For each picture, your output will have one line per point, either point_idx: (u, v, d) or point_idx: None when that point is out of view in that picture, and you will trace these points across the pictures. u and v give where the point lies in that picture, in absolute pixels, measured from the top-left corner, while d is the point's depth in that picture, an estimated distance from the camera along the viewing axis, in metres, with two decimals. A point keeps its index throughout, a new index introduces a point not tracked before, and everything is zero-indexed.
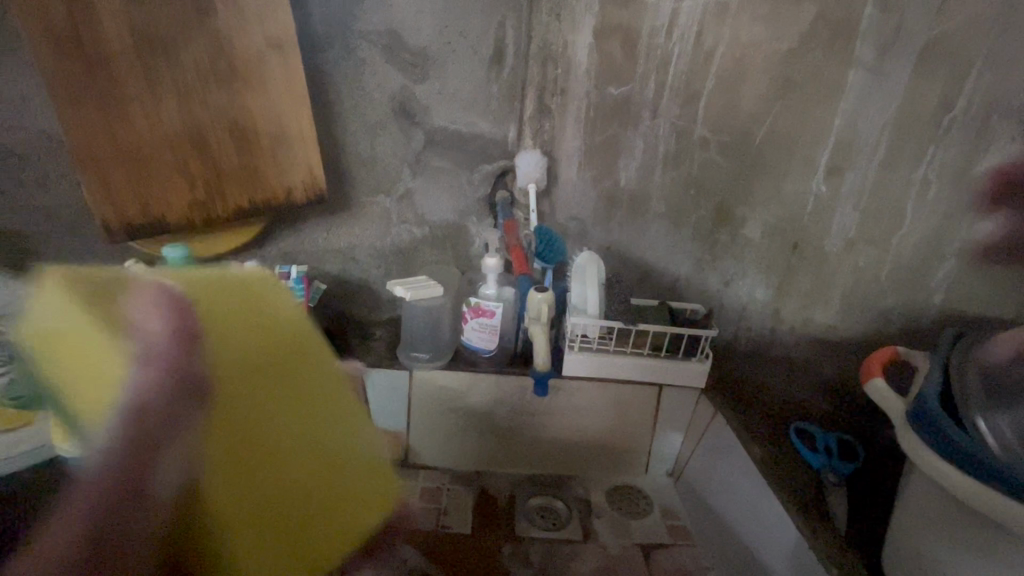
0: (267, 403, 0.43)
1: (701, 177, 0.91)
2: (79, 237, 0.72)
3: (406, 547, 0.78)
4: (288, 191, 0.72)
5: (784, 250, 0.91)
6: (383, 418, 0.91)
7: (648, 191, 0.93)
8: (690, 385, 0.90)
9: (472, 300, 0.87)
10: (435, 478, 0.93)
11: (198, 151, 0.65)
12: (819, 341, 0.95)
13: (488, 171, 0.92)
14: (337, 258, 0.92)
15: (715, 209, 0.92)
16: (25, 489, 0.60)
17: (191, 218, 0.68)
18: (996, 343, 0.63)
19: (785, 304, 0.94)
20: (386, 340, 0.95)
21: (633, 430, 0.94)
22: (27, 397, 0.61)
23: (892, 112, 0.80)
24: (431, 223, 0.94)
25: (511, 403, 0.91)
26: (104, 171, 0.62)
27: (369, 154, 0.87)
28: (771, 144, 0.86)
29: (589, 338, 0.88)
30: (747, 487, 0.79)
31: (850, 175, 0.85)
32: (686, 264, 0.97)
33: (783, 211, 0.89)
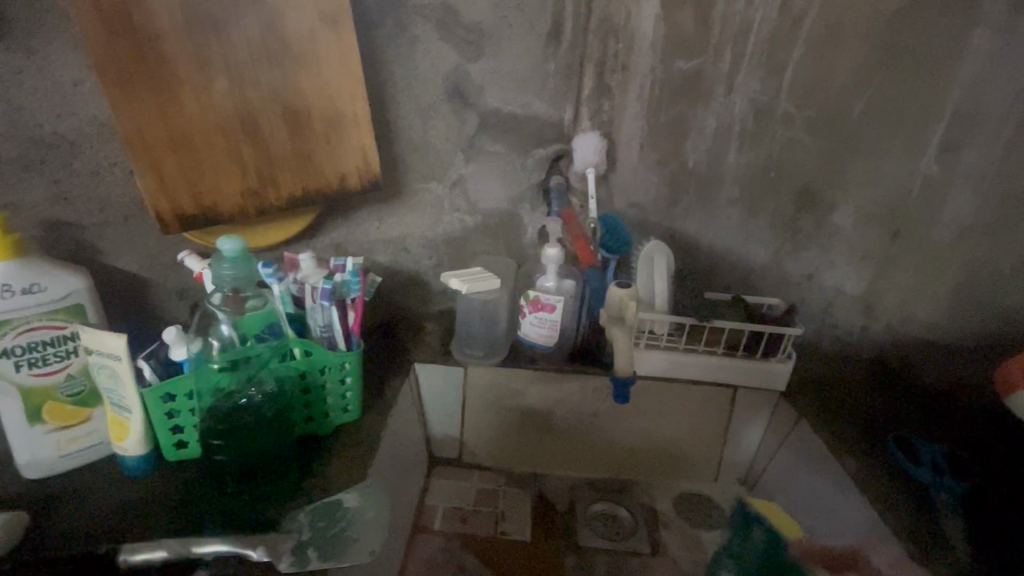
0: None
1: (786, 158, 0.81)
2: (128, 229, 0.69)
3: (465, 553, 0.74)
4: (341, 178, 0.68)
5: (882, 238, 0.82)
6: (436, 417, 0.87)
7: (721, 175, 0.84)
8: (768, 387, 0.82)
9: (530, 293, 0.81)
10: (490, 480, 0.87)
11: (251, 136, 0.62)
12: (919, 340, 0.86)
13: (542, 155, 0.85)
14: (387, 249, 0.88)
15: (802, 193, 0.83)
16: (77, 492, 0.58)
17: (244, 207, 0.64)
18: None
19: (878, 298, 0.85)
20: (439, 335, 0.90)
21: (704, 435, 0.87)
22: (83, 396, 0.59)
23: (1023, 78, 0.71)
24: (484, 211, 0.87)
25: (572, 402, 0.86)
26: (154, 159, 0.59)
27: (421, 138, 0.81)
28: (869, 121, 0.77)
29: (656, 334, 0.81)
30: (845, 504, 0.70)
31: (967, 152, 0.75)
32: (765, 254, 0.87)
33: (880, 194, 0.80)
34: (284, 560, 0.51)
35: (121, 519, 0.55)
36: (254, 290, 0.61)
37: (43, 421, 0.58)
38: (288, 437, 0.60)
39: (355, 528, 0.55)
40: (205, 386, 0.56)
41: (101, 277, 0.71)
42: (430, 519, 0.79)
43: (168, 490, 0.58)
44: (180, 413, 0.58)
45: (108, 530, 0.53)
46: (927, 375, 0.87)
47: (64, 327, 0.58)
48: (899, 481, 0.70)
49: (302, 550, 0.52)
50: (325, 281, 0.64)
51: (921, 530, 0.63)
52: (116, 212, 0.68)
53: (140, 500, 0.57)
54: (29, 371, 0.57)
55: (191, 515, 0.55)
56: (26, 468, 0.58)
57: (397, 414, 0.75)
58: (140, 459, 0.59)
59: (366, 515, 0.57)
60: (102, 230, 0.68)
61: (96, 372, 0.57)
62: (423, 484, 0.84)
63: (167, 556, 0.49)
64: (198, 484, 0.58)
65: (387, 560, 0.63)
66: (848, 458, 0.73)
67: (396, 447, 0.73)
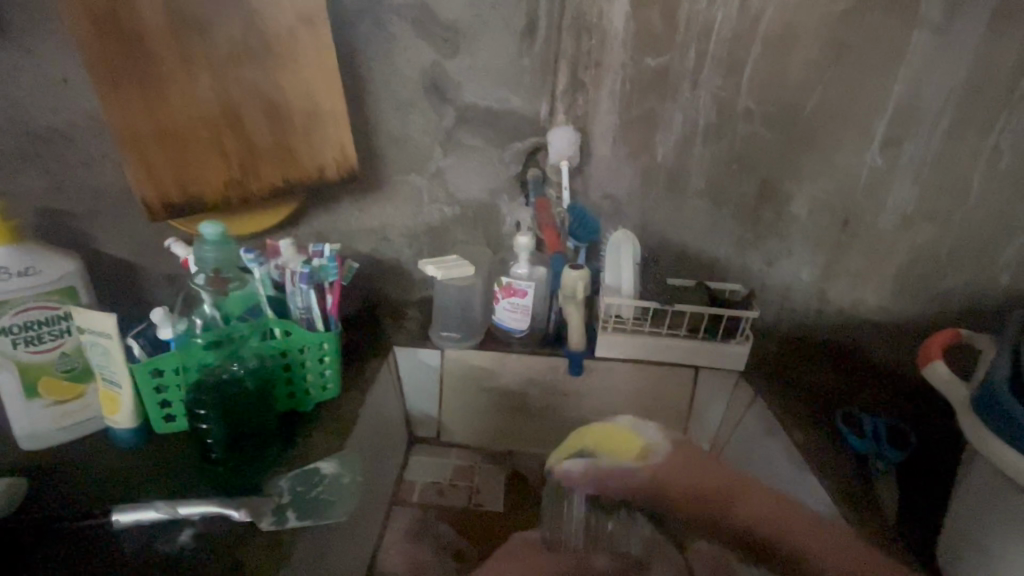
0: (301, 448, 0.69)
1: (745, 151, 0.86)
2: (116, 217, 0.72)
3: (439, 524, 0.79)
4: (320, 169, 0.72)
5: (835, 227, 0.87)
6: (416, 397, 0.92)
7: (686, 167, 0.88)
8: (728, 367, 0.87)
9: (503, 279, 0.85)
10: (467, 457, 0.92)
11: (234, 129, 0.66)
12: (870, 323, 0.92)
13: (519, 149, 0.88)
14: (369, 238, 0.91)
15: (760, 184, 0.87)
16: (72, 462, 0.62)
17: (228, 196, 0.68)
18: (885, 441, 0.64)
19: (832, 283, 0.91)
20: (419, 320, 0.94)
21: (669, 413, 0.92)
22: (77, 373, 0.63)
23: (959, 75, 0.76)
24: (462, 202, 0.91)
25: (545, 383, 0.90)
26: (143, 150, 0.62)
27: (401, 132, 0.85)
28: (821, 115, 0.82)
29: (622, 318, 0.86)
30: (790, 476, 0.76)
31: (911, 145, 0.81)
32: (728, 243, 0.92)
33: (833, 185, 0.85)
34: (265, 520, 0.55)
35: (112, 485, 0.59)
36: (235, 272, 0.65)
37: (41, 395, 0.62)
38: (269, 409, 0.64)
39: (330, 492, 0.60)
40: (190, 362, 0.60)
41: (93, 263, 0.75)
42: (409, 493, 0.83)
43: (158, 461, 0.62)
44: (168, 388, 0.62)
45: (100, 495, 0.58)
46: (876, 355, 0.93)
47: (58, 308, 0.61)
48: (843, 451, 0.75)
49: (281, 511, 0.57)
50: (303, 265, 0.68)
51: (858, 494, 0.68)
52: (107, 201, 0.71)
53: (131, 468, 0.61)
54: (27, 349, 0.60)
55: (179, 482, 0.59)
56: (23, 439, 0.63)
57: (376, 393, 0.80)
58: (131, 432, 0.63)
59: (342, 480, 0.61)
60: (92, 218, 0.72)
61: (89, 350, 0.61)
62: (402, 462, 0.89)
63: (156, 516, 0.54)
64: (184, 455, 0.62)
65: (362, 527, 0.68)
66: (796, 432, 0.77)
67: (375, 423, 0.78)
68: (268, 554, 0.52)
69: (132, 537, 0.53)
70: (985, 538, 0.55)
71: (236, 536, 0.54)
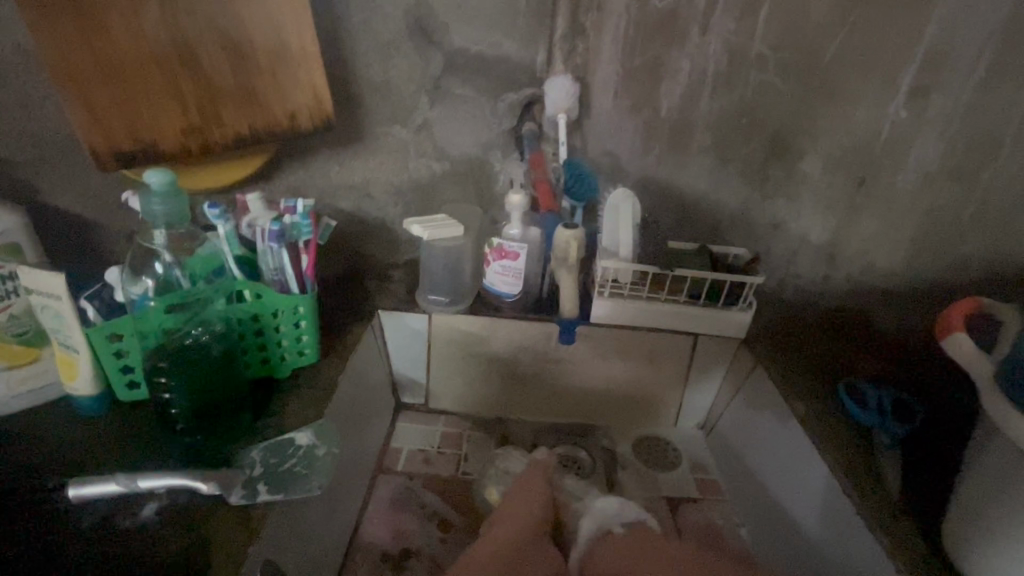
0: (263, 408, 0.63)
1: (758, 103, 0.79)
2: (67, 164, 0.67)
3: (424, 491, 0.76)
4: (291, 116, 0.66)
5: (849, 187, 0.82)
6: (402, 363, 0.88)
7: (694, 121, 0.81)
8: (729, 334, 0.83)
9: (495, 241, 0.79)
10: (455, 424, 0.89)
11: (189, 69, 0.59)
12: (878, 289, 0.88)
13: (513, 100, 0.81)
14: (349, 194, 0.85)
15: (772, 140, 0.81)
16: (32, 430, 0.59)
17: (185, 145, 0.62)
18: (840, 456, 0.67)
19: (841, 247, 0.86)
20: (405, 283, 0.89)
21: (664, 381, 0.88)
22: (29, 337, 0.59)
23: (999, 18, 0.69)
24: (452, 157, 0.84)
25: (536, 349, 0.86)
26: (84, 89, 0.56)
27: (382, 78, 0.77)
28: (842, 64, 0.74)
29: (619, 283, 0.81)
30: (790, 446, 0.73)
31: (938, 97, 0.74)
32: (735, 204, 0.86)
33: (850, 141, 0.79)
34: (234, 494, 0.52)
35: (79, 454, 0.56)
36: (186, 227, 0.57)
37: None
38: (239, 378, 0.59)
39: (305, 465, 0.56)
40: (149, 328, 0.55)
41: (44, 217, 0.70)
42: (394, 460, 0.80)
43: (126, 432, 0.58)
44: (128, 353, 0.58)
45: (65, 467, 0.55)
46: (885, 322, 0.89)
47: (0, 266, 0.56)
48: (845, 424, 0.72)
49: (252, 485, 0.53)
50: (274, 223, 0.63)
51: (860, 470, 0.65)
52: (54, 148, 0.66)
53: (98, 438, 0.58)
54: None
55: (143, 456, 0.56)
56: None
57: (358, 358, 0.76)
58: (93, 400, 0.59)
59: (316, 453, 0.58)
60: (38, 166, 0.66)
61: (39, 312, 0.56)
62: (388, 428, 0.86)
63: (116, 490, 0.50)
64: (149, 427, 0.59)
65: (340, 496, 0.65)
66: (798, 403, 0.74)
67: (357, 390, 0.74)
68: (238, 530, 0.49)
69: (92, 511, 0.50)
70: (993, 523, 0.53)
71: (204, 510, 0.51)
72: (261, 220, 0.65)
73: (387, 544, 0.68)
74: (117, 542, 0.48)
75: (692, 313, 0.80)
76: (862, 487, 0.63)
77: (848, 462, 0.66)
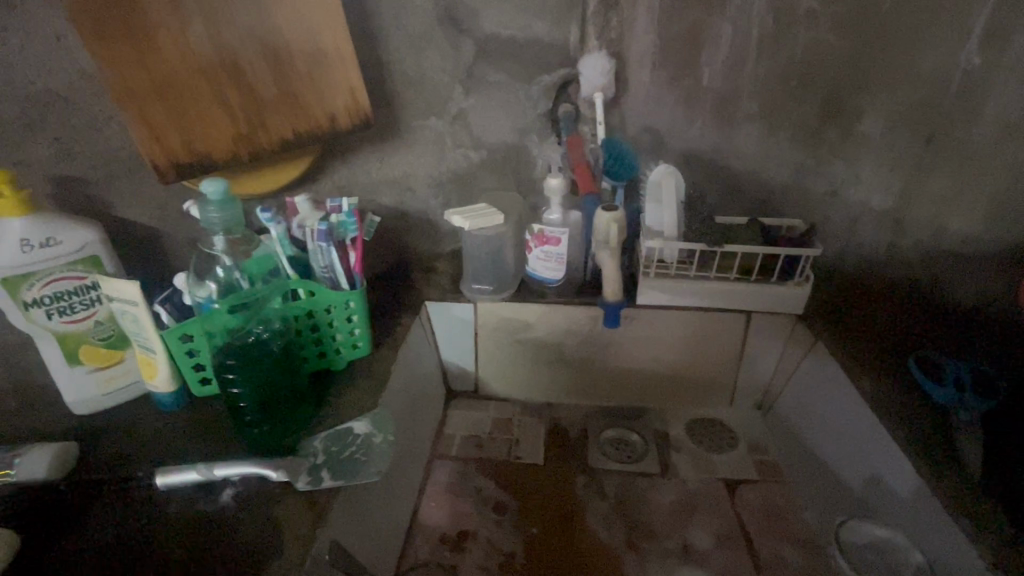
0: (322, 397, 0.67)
1: (809, 62, 0.74)
2: (132, 179, 0.72)
3: (478, 475, 0.77)
4: (331, 117, 0.68)
5: (915, 145, 0.76)
6: (450, 352, 0.90)
7: (738, 88, 0.77)
8: (784, 311, 0.79)
9: (534, 227, 0.79)
10: (506, 410, 0.90)
11: (234, 79, 0.62)
12: (953, 256, 0.81)
13: (548, 83, 0.79)
14: (391, 189, 0.87)
15: (826, 101, 0.76)
16: (120, 425, 0.64)
17: (236, 152, 0.65)
18: (914, 434, 0.63)
19: (908, 212, 0.80)
20: (449, 275, 0.90)
21: (717, 361, 0.86)
22: (114, 340, 0.64)
23: None
24: (489, 145, 0.84)
25: (582, 334, 0.85)
26: (142, 107, 0.59)
27: (417, 72, 0.78)
28: (904, 12, 0.69)
29: (666, 263, 0.79)
30: (856, 426, 0.69)
31: (1017, 38, 0.67)
32: (787, 173, 0.81)
33: (915, 95, 0.73)
34: (301, 479, 0.55)
35: (161, 445, 0.61)
36: (243, 231, 0.60)
37: (81, 363, 0.63)
38: (298, 371, 0.63)
39: (364, 452, 0.59)
40: (215, 328, 0.59)
41: (119, 228, 0.75)
42: (448, 446, 0.82)
43: (200, 425, 0.63)
44: (199, 352, 0.63)
45: (150, 458, 0.60)
46: (963, 289, 0.83)
47: (84, 278, 0.61)
48: (919, 401, 0.67)
49: (316, 471, 0.56)
50: (322, 222, 0.66)
51: (937, 448, 0.61)
52: (120, 165, 0.71)
53: (177, 430, 0.63)
54: (61, 319, 0.61)
55: (218, 446, 0.60)
56: (76, 405, 0.65)
57: (409, 349, 0.78)
58: (171, 395, 0.64)
59: (374, 441, 0.61)
60: (109, 183, 0.71)
61: (120, 317, 0.61)
62: (441, 416, 0.88)
63: (195, 477, 0.55)
64: (221, 420, 0.64)
65: (398, 482, 0.67)
66: (866, 379, 0.70)
67: (408, 379, 0.77)
68: (307, 512, 0.53)
69: (177, 496, 0.55)
70: None
71: (274, 494, 0.54)
72: (310, 220, 0.68)
73: (446, 527, 0.70)
74: (199, 522, 0.53)
75: (744, 289, 0.78)
76: (940, 468, 0.59)
77: (925, 441, 0.62)
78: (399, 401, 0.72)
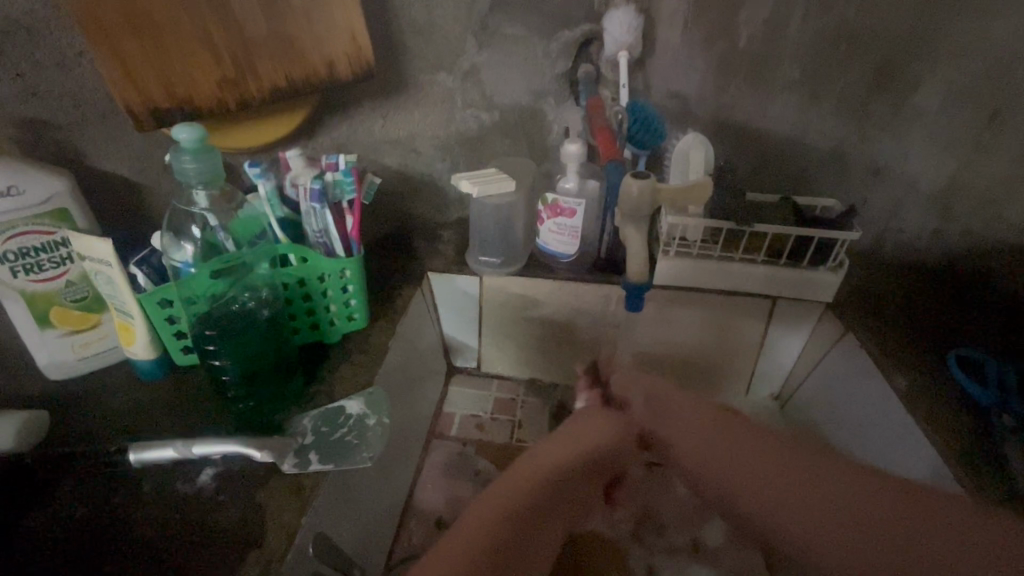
0: (314, 372, 0.62)
1: (864, 23, 0.66)
2: (110, 126, 0.66)
3: (478, 458, 0.73)
4: (328, 65, 0.61)
5: (975, 122, 0.69)
6: (453, 326, 0.85)
7: (782, 50, 0.69)
8: (814, 298, 0.73)
9: (548, 197, 0.72)
10: (509, 390, 0.85)
11: (220, 16, 0.55)
12: (999, 245, 0.77)
13: (569, 38, 0.71)
14: (394, 150, 0.80)
15: (880, 70, 0.68)
16: (95, 393, 0.60)
17: (222, 100, 0.59)
18: (950, 443, 0.58)
19: (957, 196, 0.74)
20: (454, 245, 0.84)
21: (737, 347, 0.81)
22: (88, 302, 0.59)
23: None
24: (501, 106, 0.77)
25: (594, 314, 0.80)
26: (115, 44, 0.53)
27: (425, 19, 0.70)
28: None
29: (688, 241, 0.73)
30: (886, 425, 0.65)
31: None
32: (828, 148, 0.74)
33: (982, 65, 0.66)
34: (286, 462, 0.51)
35: (138, 418, 0.57)
36: (222, 187, 0.53)
37: (53, 326, 0.59)
38: (288, 343, 0.58)
39: (357, 435, 0.55)
40: (196, 293, 0.54)
41: (95, 179, 0.69)
42: (447, 426, 0.78)
43: (181, 398, 0.59)
44: (179, 319, 0.58)
45: (125, 432, 0.55)
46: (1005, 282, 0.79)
47: (53, 233, 0.56)
48: (957, 404, 0.62)
49: (304, 454, 0.52)
50: (316, 181, 0.59)
51: (975, 457, 0.56)
52: (95, 109, 0.64)
53: (156, 400, 0.59)
54: (28, 278, 0.56)
55: (200, 421, 0.56)
56: (48, 369, 0.61)
57: (409, 323, 0.73)
58: (151, 363, 0.59)
59: (367, 422, 0.56)
60: (84, 129, 0.65)
61: (93, 277, 0.56)
62: (441, 393, 0.83)
63: (171, 455, 0.50)
64: (203, 392, 0.59)
65: (394, 463, 0.64)
66: (898, 377, 0.65)
67: (407, 354, 0.72)
68: (291, 499, 0.49)
69: (152, 475, 0.51)
70: None
71: (258, 478, 0.50)
72: (304, 178, 0.62)
73: (441, 511, 0.67)
74: (175, 504, 0.49)
75: (774, 273, 0.72)
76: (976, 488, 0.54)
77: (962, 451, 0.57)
78: (397, 377, 0.67)
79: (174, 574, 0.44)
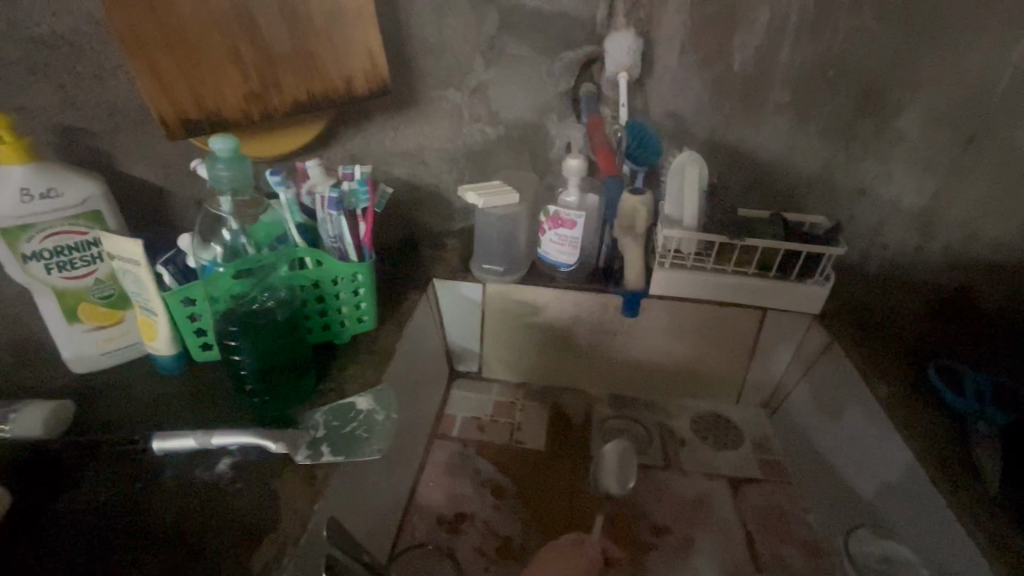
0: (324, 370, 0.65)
1: (848, 52, 0.70)
2: (138, 134, 0.70)
3: (478, 458, 0.76)
4: (347, 80, 0.65)
5: (952, 145, 0.74)
6: (456, 331, 0.88)
7: (772, 75, 0.73)
8: (800, 309, 0.77)
9: (549, 209, 0.76)
10: (508, 393, 0.88)
11: (249, 34, 0.59)
12: (980, 261, 0.81)
13: (571, 60, 0.76)
14: (404, 161, 0.84)
15: (863, 94, 0.72)
16: (116, 387, 0.63)
17: (248, 111, 0.63)
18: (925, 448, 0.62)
19: (938, 214, 0.79)
20: (459, 252, 0.88)
21: (729, 356, 0.84)
22: (114, 299, 0.63)
23: None
24: (506, 121, 0.80)
25: (592, 321, 0.83)
26: (153, 60, 0.57)
27: (437, 39, 0.74)
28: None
29: (682, 254, 0.76)
30: (868, 431, 0.68)
31: None
32: (816, 167, 0.78)
33: (958, 93, 0.71)
34: (300, 453, 0.54)
35: (158, 410, 0.60)
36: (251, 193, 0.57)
37: (80, 321, 0.62)
38: (303, 341, 0.61)
39: (365, 428, 0.57)
40: (218, 292, 0.57)
41: (121, 183, 0.73)
42: (449, 427, 0.80)
43: (198, 393, 0.61)
44: (201, 316, 0.61)
45: (146, 423, 0.58)
46: (985, 297, 0.83)
47: (86, 233, 0.60)
48: (934, 412, 0.66)
49: (316, 445, 0.55)
50: (333, 189, 0.63)
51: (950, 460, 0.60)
52: (126, 118, 0.68)
53: (174, 394, 0.62)
54: (61, 274, 0.60)
55: (216, 414, 0.59)
56: (73, 363, 0.64)
57: (415, 326, 0.76)
58: (171, 358, 0.63)
59: (376, 417, 0.58)
60: (114, 136, 0.69)
61: (122, 276, 0.59)
62: (443, 395, 0.86)
63: (191, 445, 0.53)
64: (220, 388, 0.62)
65: (398, 459, 0.66)
66: (879, 386, 0.69)
67: (413, 356, 0.75)
68: (303, 486, 0.51)
69: (172, 463, 0.54)
70: None
71: (273, 467, 0.53)
72: (321, 186, 0.66)
73: (442, 508, 0.69)
74: (196, 489, 0.52)
75: (764, 285, 0.75)
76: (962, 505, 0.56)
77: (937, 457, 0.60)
78: (403, 377, 0.70)
79: (193, 554, 0.47)
